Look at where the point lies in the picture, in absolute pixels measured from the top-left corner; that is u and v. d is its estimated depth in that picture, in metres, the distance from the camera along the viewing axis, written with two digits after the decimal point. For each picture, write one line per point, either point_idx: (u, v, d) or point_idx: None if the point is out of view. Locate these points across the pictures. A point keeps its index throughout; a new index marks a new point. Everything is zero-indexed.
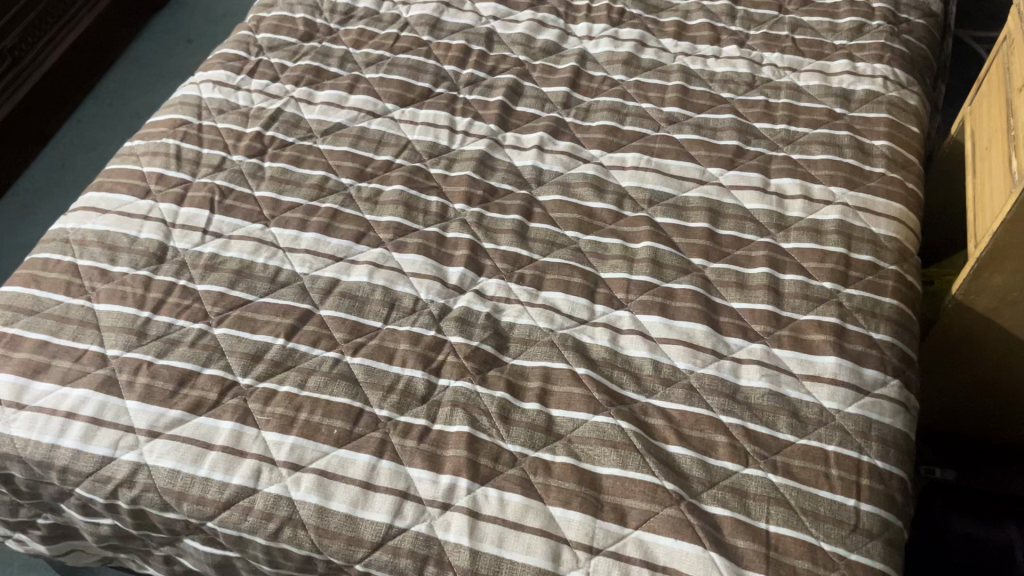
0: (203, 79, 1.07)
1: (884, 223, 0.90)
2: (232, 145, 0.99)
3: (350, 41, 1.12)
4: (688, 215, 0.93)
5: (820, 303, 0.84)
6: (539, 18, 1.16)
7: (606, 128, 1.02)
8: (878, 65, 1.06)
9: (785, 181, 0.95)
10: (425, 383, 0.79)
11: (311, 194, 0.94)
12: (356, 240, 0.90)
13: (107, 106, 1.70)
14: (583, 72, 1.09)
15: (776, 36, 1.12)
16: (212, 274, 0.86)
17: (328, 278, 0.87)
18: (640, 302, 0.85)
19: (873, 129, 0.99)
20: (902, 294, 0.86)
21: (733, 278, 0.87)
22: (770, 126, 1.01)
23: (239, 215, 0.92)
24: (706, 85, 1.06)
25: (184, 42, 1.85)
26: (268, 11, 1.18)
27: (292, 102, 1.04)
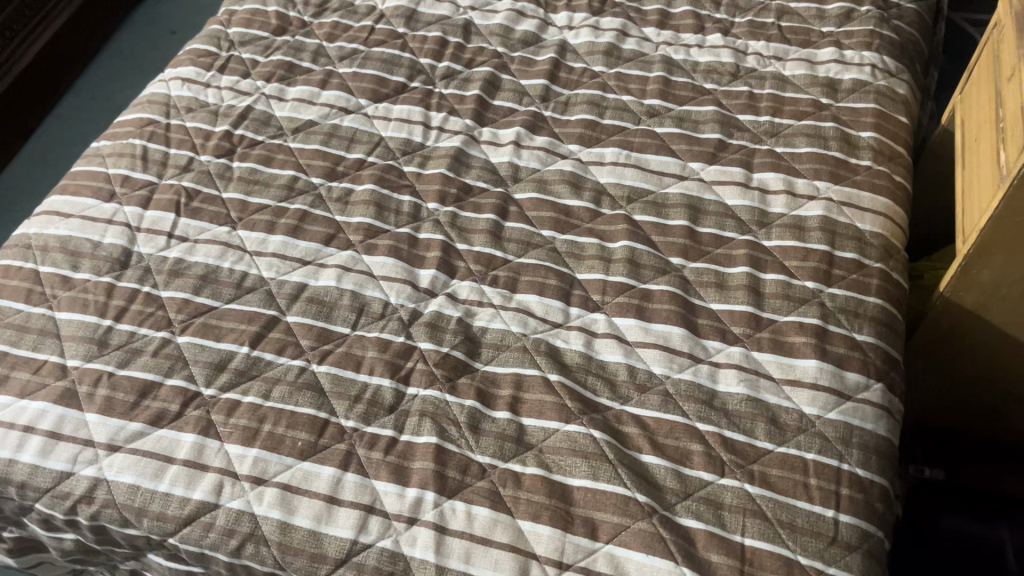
0: (172, 76, 1.05)
1: (869, 218, 0.88)
2: (200, 145, 0.96)
3: (323, 35, 1.10)
4: (667, 213, 0.90)
5: (802, 304, 0.81)
6: (518, 7, 1.12)
7: (584, 122, 0.99)
8: (865, 53, 1.03)
9: (768, 175, 0.92)
10: (392, 392, 0.76)
11: (280, 195, 0.92)
12: (326, 242, 0.88)
13: (89, 100, 1.68)
14: (562, 64, 1.06)
15: (762, 24, 1.08)
16: (176, 280, 0.84)
17: (295, 283, 0.84)
18: (616, 305, 0.83)
19: (860, 120, 0.96)
20: (888, 294, 0.83)
21: (712, 279, 0.84)
22: (754, 117, 0.98)
23: (206, 218, 0.89)
24: (689, 76, 1.03)
25: (168, 34, 1.82)
26: (241, 4, 1.15)
27: (262, 100, 1.01)
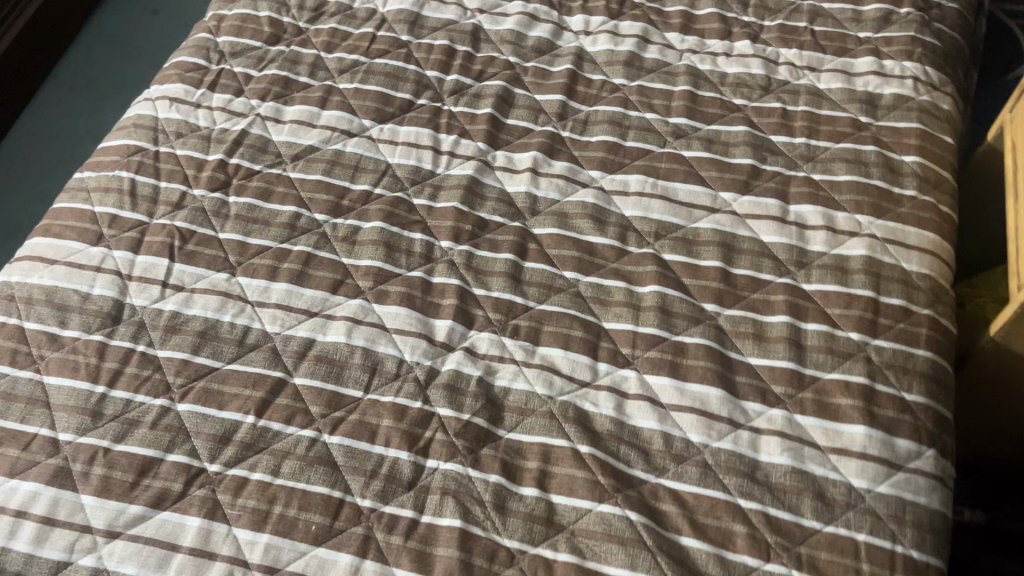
0: (158, 94, 0.97)
1: (916, 257, 0.82)
2: (193, 177, 0.89)
3: (321, 44, 1.01)
4: (699, 251, 0.84)
5: (847, 360, 0.76)
6: (530, 10, 1.04)
7: (606, 144, 0.92)
8: (907, 63, 0.95)
9: (806, 208, 0.85)
10: (411, 466, 0.71)
11: (282, 235, 0.85)
12: (333, 290, 0.82)
13: (75, 92, 1.58)
14: (580, 76, 0.99)
15: (794, 28, 1.00)
16: (174, 338, 0.78)
17: (301, 339, 0.78)
18: (648, 360, 0.77)
19: (902, 142, 0.90)
20: (937, 344, 0.77)
21: (750, 329, 0.79)
22: (788, 139, 0.91)
23: (203, 264, 0.83)
24: (717, 90, 0.96)
25: (150, 13, 1.71)
26: (229, 8, 1.06)
27: (258, 122, 0.94)
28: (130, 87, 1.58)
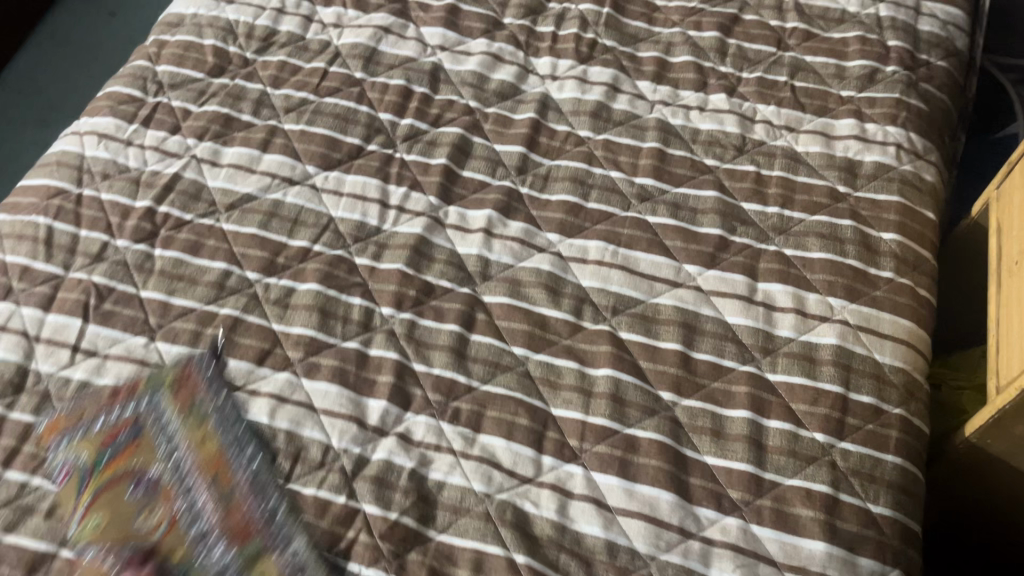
0: (87, 128, 0.90)
1: (890, 348, 0.76)
2: (116, 225, 0.82)
3: (267, 79, 0.94)
4: (658, 331, 0.78)
5: (810, 464, 0.70)
6: (495, 50, 0.97)
7: (566, 204, 0.86)
8: (890, 128, 0.89)
9: (775, 287, 0.80)
10: (330, 570, 0.65)
11: (208, 295, 0.78)
12: (259, 361, 0.75)
13: (29, 102, 1.49)
14: (543, 126, 0.92)
15: (773, 82, 0.94)
16: (80, 412, 0.71)
17: (220, 418, 0.72)
18: (596, 456, 0.71)
19: (881, 216, 0.84)
20: (908, 448, 0.72)
21: (708, 424, 0.73)
22: (760, 207, 0.85)
23: (119, 326, 0.76)
24: (688, 148, 0.90)
25: (108, 16, 1.61)
26: (172, 33, 0.99)
27: (193, 164, 0.87)
28: (87, 96, 1.49)
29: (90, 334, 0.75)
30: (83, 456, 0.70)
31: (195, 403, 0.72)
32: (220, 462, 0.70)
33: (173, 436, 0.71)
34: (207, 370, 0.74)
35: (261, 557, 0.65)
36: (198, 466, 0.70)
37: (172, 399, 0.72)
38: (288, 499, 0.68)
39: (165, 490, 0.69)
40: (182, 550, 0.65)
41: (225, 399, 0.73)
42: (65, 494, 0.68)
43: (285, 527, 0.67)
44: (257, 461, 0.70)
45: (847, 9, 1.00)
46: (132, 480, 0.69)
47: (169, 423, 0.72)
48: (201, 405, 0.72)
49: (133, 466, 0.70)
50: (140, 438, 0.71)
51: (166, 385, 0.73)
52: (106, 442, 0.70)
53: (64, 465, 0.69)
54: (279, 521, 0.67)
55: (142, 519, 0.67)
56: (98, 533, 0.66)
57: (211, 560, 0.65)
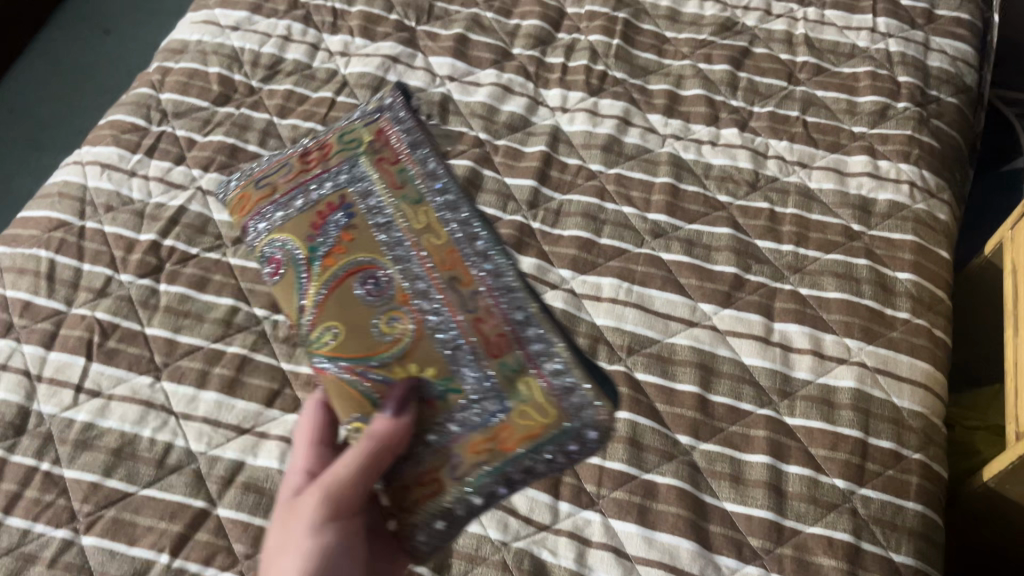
0: (89, 157, 0.88)
1: (908, 392, 0.75)
2: (120, 260, 0.80)
3: (273, 108, 0.93)
4: (675, 372, 0.76)
5: (831, 511, 0.70)
6: (504, 81, 0.96)
7: (579, 240, 0.85)
8: (903, 166, 0.89)
9: (791, 328, 0.79)
10: None
11: (215, 333, 0.77)
12: (268, 402, 0.73)
13: (28, 126, 1.46)
14: (554, 159, 0.91)
15: (785, 117, 0.94)
16: (84, 455, 0.69)
17: (229, 462, 0.70)
18: (614, 502, 0.70)
19: (896, 256, 0.83)
20: (928, 495, 0.71)
21: (727, 469, 0.72)
22: (774, 245, 0.84)
23: (124, 364, 0.74)
24: (700, 183, 0.89)
25: (101, 34, 1.58)
26: (176, 60, 0.97)
27: (198, 196, 0.85)
28: (88, 120, 1.46)
29: (323, 140, 0.69)
30: (294, 246, 0.63)
31: (408, 182, 0.63)
32: (455, 258, 0.60)
33: (388, 218, 0.62)
34: (419, 152, 0.65)
35: (524, 376, 0.57)
36: (427, 258, 0.60)
37: (377, 173, 0.64)
38: (540, 312, 0.59)
39: (401, 293, 0.59)
40: (431, 368, 0.58)
41: (449, 186, 0.63)
42: (287, 298, 0.63)
43: (570, 374, 0.57)
44: (504, 274, 0.60)
45: (857, 43, 0.99)
46: (360, 276, 0.60)
47: (381, 203, 0.63)
48: (405, 172, 0.64)
49: (363, 256, 0.61)
50: (352, 227, 0.62)
51: (367, 150, 0.66)
52: (320, 234, 0.62)
53: (274, 254, 0.64)
54: (532, 325, 0.58)
55: (383, 327, 0.59)
56: (336, 349, 0.59)
57: (476, 415, 0.57)
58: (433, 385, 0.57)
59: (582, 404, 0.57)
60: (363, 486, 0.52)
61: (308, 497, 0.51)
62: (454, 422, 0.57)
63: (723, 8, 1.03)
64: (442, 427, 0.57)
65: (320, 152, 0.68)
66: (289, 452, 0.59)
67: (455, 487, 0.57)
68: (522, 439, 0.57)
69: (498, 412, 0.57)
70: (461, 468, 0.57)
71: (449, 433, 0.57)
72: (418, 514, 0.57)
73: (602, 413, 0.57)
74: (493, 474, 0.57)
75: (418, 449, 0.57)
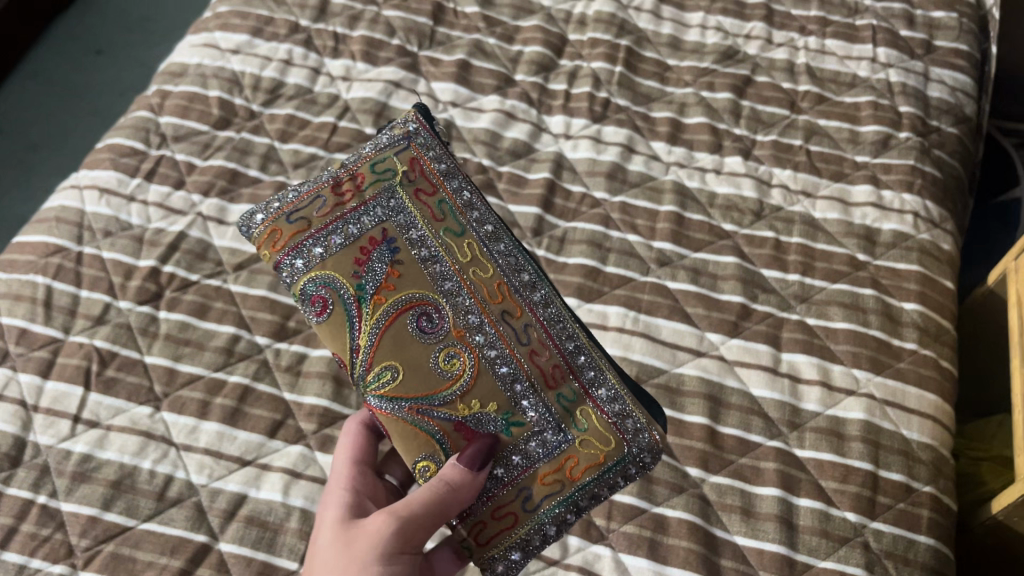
0: (87, 181, 0.87)
1: (917, 424, 0.75)
2: (119, 286, 0.79)
3: (274, 133, 0.92)
4: (683, 404, 0.76)
5: (843, 545, 0.69)
6: (507, 107, 0.96)
7: (584, 268, 0.84)
8: (907, 196, 0.89)
9: (799, 358, 0.78)
10: None
11: (216, 361, 0.75)
12: (271, 433, 0.72)
13: (18, 147, 1.44)
14: (558, 186, 0.91)
15: (788, 145, 0.94)
16: (82, 488, 0.68)
17: (231, 494, 0.68)
18: (624, 536, 0.69)
19: (902, 286, 0.83)
20: (940, 528, 0.71)
21: (737, 502, 0.71)
22: (780, 275, 0.84)
23: (123, 394, 0.73)
24: (705, 212, 0.89)
25: (92, 53, 1.57)
26: (175, 82, 0.96)
27: (198, 222, 0.84)
28: (86, 140, 1.45)
29: (351, 168, 0.65)
30: (338, 283, 0.60)
31: (449, 216, 0.64)
32: (504, 292, 0.62)
33: (435, 252, 0.62)
34: (453, 184, 0.65)
35: (583, 405, 0.60)
36: (476, 291, 0.62)
37: (417, 206, 0.63)
38: (589, 344, 0.62)
39: (455, 329, 0.60)
40: (492, 403, 0.59)
41: (487, 217, 0.65)
42: (334, 339, 0.60)
43: (620, 401, 0.61)
44: (551, 304, 0.63)
45: (858, 73, 1.00)
46: (415, 313, 0.60)
47: (425, 237, 0.62)
48: (445, 208, 0.64)
49: (414, 293, 0.61)
50: (400, 262, 0.61)
51: (401, 180, 0.64)
52: (367, 270, 0.61)
53: (316, 291, 0.61)
54: (582, 354, 0.62)
55: (443, 363, 0.59)
56: (395, 389, 0.58)
57: (539, 446, 0.59)
58: (494, 421, 0.59)
59: (636, 428, 0.60)
60: (432, 525, 0.54)
61: (383, 520, 0.53)
62: (517, 455, 0.58)
63: (724, 37, 1.04)
64: (508, 458, 0.58)
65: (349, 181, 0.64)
66: (350, 474, 0.60)
67: (530, 518, 0.58)
68: (587, 467, 0.59)
69: (561, 442, 0.59)
70: (533, 499, 0.58)
71: (518, 466, 0.58)
72: (497, 548, 0.58)
73: (655, 435, 0.61)
74: (565, 503, 0.59)
75: (486, 483, 0.58)
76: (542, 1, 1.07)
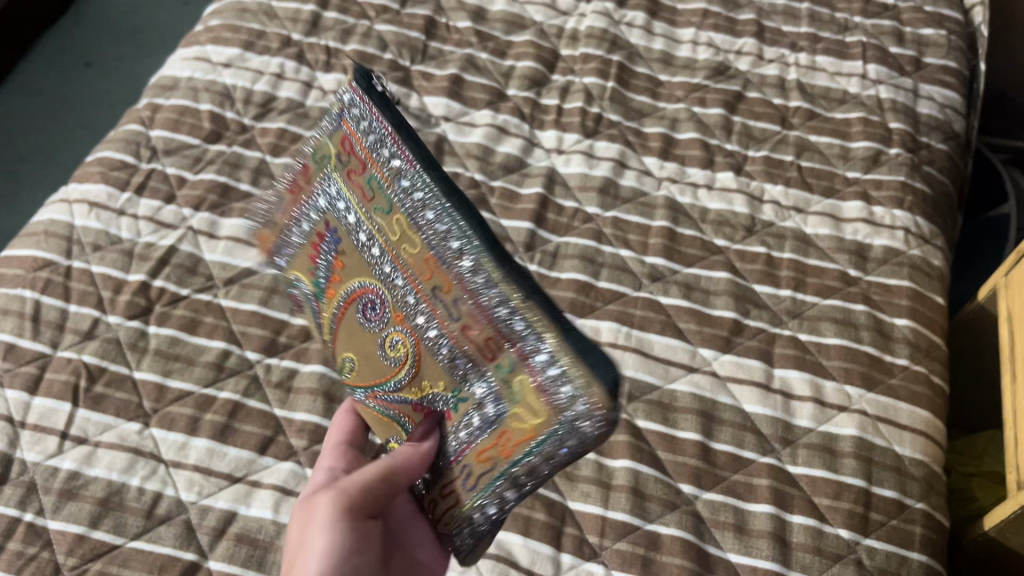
0: (77, 195, 0.86)
1: (909, 440, 0.75)
2: (108, 301, 0.78)
3: (266, 146, 0.92)
4: (676, 420, 0.76)
5: (836, 563, 0.69)
6: (500, 122, 0.96)
7: (577, 283, 0.84)
8: (897, 212, 0.89)
9: (792, 374, 0.78)
10: None
11: (205, 377, 0.75)
12: (261, 449, 0.71)
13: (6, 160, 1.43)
14: (550, 202, 0.90)
15: (780, 161, 0.94)
16: (69, 505, 0.67)
17: (221, 512, 0.68)
18: (617, 553, 0.68)
19: (893, 301, 0.83)
20: (932, 545, 0.71)
21: (731, 519, 0.71)
22: (772, 290, 0.84)
23: (112, 410, 0.72)
24: (697, 227, 0.89)
25: (81, 66, 1.56)
26: (166, 96, 0.96)
27: (189, 236, 0.84)
28: (77, 152, 1.44)
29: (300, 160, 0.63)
30: (304, 283, 0.64)
31: (378, 192, 0.55)
32: (432, 265, 0.51)
33: (370, 235, 0.56)
34: (384, 149, 0.54)
35: (516, 370, 0.47)
36: (406, 268, 0.54)
37: (348, 187, 0.58)
38: (521, 301, 0.46)
39: (393, 314, 0.55)
40: (439, 381, 0.53)
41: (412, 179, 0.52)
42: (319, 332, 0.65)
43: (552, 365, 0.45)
44: (481, 270, 0.48)
45: (848, 89, 1.00)
46: (363, 300, 0.58)
47: (360, 220, 0.57)
48: (371, 179, 0.55)
49: (359, 280, 0.58)
50: (343, 253, 0.59)
51: (335, 163, 0.59)
52: (321, 266, 0.61)
53: (297, 291, 0.65)
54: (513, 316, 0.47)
55: (387, 351, 0.56)
56: (355, 376, 0.60)
57: (479, 421, 0.50)
58: (442, 400, 0.53)
59: (570, 399, 0.44)
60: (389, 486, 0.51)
61: (326, 496, 0.48)
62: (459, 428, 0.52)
63: (715, 52, 1.04)
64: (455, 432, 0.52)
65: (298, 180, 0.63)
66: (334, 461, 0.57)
67: (469, 500, 0.51)
68: (519, 442, 0.47)
69: (496, 414, 0.49)
70: (472, 477, 0.51)
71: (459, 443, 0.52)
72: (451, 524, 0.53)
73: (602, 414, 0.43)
74: (504, 477, 0.49)
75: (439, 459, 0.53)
76: (534, 16, 1.07)
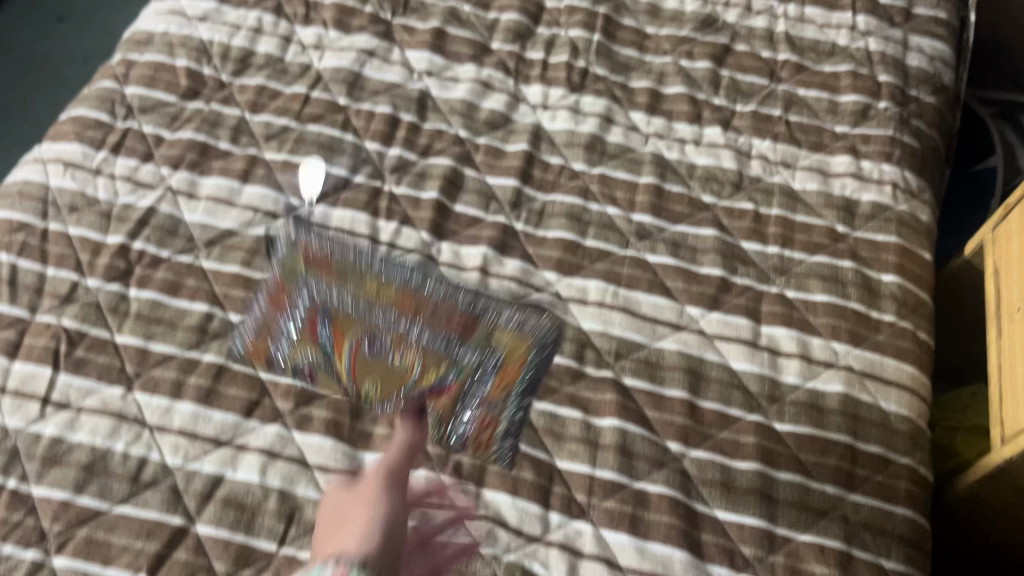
0: (50, 154, 0.84)
1: (894, 396, 0.75)
2: (87, 264, 0.77)
3: (245, 103, 0.89)
4: (663, 378, 0.76)
5: (822, 518, 0.69)
6: (484, 77, 0.94)
7: (563, 242, 0.83)
8: (886, 166, 0.89)
9: (779, 331, 0.78)
10: None
11: (188, 340, 0.74)
12: (246, 412, 0.71)
13: None
14: (536, 158, 0.89)
15: (768, 116, 0.93)
16: (53, 471, 0.66)
17: (207, 476, 0.67)
18: (605, 512, 0.69)
19: (881, 258, 0.83)
20: (916, 499, 0.71)
21: (718, 476, 0.71)
22: (760, 247, 0.84)
23: (94, 374, 0.71)
24: (684, 183, 0.88)
25: (54, 20, 1.52)
26: (141, 51, 0.93)
27: (168, 196, 0.82)
28: (49, 110, 1.42)
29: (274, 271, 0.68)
30: (309, 353, 0.67)
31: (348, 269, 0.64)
32: (410, 299, 0.63)
33: (358, 302, 0.63)
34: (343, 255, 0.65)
35: (493, 333, 0.64)
36: (394, 311, 0.63)
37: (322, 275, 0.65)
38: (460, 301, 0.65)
39: (396, 338, 0.63)
40: None
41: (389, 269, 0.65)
42: (327, 383, 0.69)
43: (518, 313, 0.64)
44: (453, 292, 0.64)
45: (837, 42, 0.99)
46: (363, 342, 0.64)
47: (342, 295, 0.64)
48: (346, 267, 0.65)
49: (356, 331, 0.64)
50: (336, 321, 0.64)
51: (308, 274, 0.66)
52: (319, 342, 0.66)
53: (302, 369, 0.69)
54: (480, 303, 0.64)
55: (395, 360, 0.63)
56: (380, 394, 0.65)
57: (474, 389, 0.65)
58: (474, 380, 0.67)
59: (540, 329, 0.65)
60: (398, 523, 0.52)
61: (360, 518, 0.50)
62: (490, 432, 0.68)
63: (703, 4, 1.02)
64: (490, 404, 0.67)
65: (275, 290, 0.68)
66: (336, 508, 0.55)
67: (503, 419, 0.67)
68: (518, 369, 0.65)
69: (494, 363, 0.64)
70: (499, 406, 0.66)
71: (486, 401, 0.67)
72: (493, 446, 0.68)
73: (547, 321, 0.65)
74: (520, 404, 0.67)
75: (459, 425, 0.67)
76: None
